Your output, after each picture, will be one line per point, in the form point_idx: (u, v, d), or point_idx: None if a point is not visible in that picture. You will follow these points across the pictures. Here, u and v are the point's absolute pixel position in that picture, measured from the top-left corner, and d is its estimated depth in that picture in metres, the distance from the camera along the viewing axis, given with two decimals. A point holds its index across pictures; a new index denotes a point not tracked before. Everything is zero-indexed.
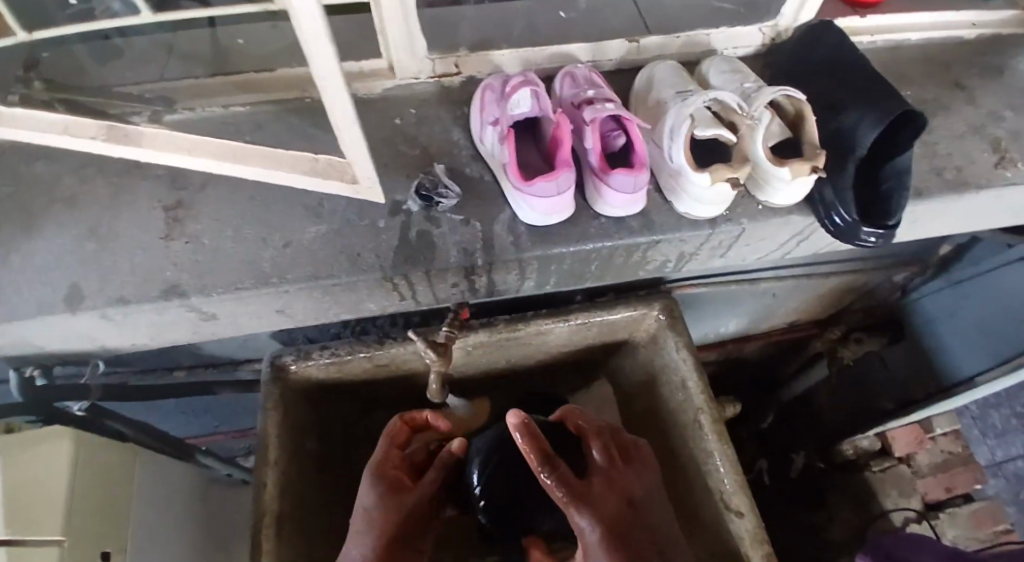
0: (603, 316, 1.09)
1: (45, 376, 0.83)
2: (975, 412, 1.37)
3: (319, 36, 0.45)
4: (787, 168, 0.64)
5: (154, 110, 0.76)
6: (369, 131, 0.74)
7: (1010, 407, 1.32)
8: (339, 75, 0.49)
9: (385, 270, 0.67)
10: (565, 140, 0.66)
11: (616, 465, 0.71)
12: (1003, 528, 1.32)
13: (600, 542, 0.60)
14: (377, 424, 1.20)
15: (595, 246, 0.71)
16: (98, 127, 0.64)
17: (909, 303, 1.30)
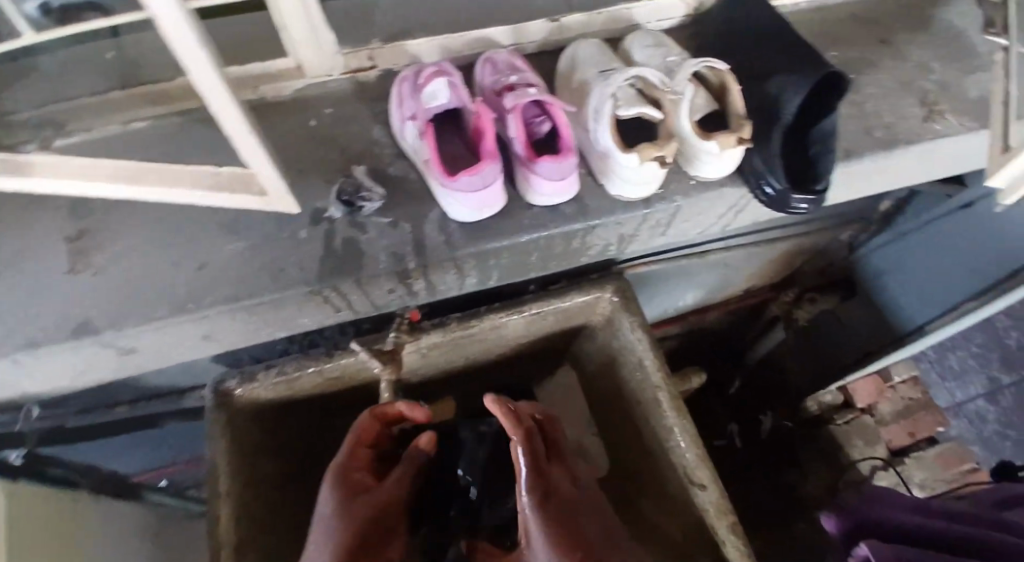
0: (557, 304, 1.07)
1: None
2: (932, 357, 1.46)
3: (190, 42, 0.41)
4: (714, 141, 0.63)
5: (43, 136, 0.70)
6: (284, 138, 0.70)
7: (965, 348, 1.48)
8: (220, 81, 0.45)
9: (312, 284, 0.64)
10: (487, 131, 0.63)
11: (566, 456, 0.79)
12: (969, 468, 1.31)
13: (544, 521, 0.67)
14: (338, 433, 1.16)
15: (530, 238, 0.69)
16: None
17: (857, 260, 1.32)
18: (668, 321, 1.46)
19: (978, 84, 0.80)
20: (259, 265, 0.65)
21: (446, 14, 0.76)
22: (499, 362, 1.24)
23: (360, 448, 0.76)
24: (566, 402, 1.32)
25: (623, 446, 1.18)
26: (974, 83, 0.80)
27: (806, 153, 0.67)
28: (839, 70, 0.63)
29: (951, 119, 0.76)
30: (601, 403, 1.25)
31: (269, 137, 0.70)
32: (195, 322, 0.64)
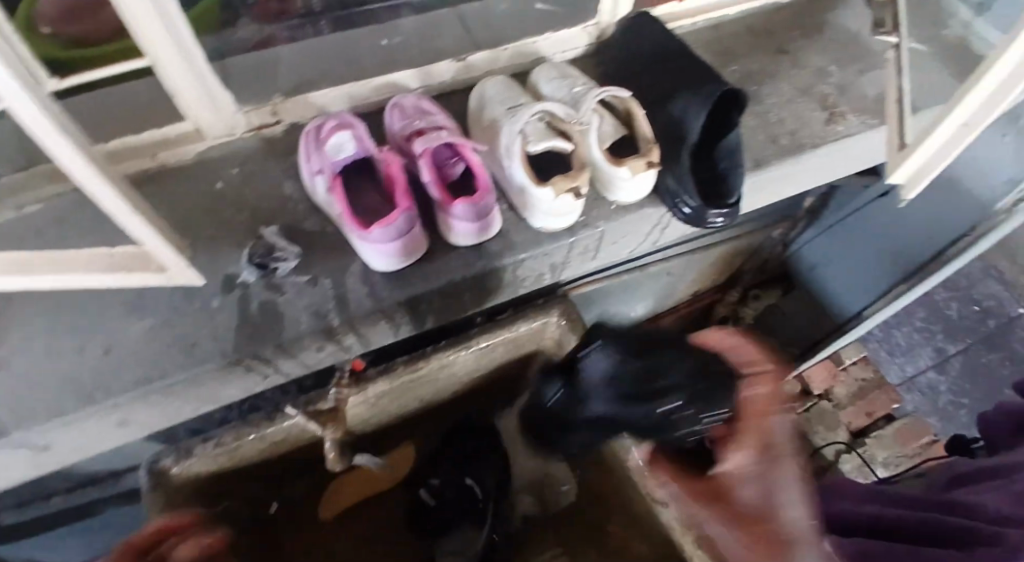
0: (505, 335, 1.05)
1: None
2: (879, 336, 1.55)
3: (49, 128, 0.39)
4: (626, 166, 0.65)
5: None
6: (190, 204, 0.67)
7: (911, 324, 1.56)
8: (88, 164, 0.43)
9: (231, 355, 0.61)
10: (399, 179, 0.61)
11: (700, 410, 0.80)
12: (929, 441, 1.24)
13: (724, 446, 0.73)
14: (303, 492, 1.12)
15: (457, 279, 0.68)
16: None
17: (792, 254, 1.35)
18: None
19: (873, 83, 0.83)
20: (173, 342, 0.62)
21: (350, 62, 0.75)
22: (456, 399, 1.21)
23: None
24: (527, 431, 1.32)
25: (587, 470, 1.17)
26: (870, 82, 0.84)
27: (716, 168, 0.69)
28: (737, 87, 0.66)
29: (851, 119, 0.80)
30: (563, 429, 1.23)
31: (173, 205, 0.67)
32: (108, 411, 0.60)
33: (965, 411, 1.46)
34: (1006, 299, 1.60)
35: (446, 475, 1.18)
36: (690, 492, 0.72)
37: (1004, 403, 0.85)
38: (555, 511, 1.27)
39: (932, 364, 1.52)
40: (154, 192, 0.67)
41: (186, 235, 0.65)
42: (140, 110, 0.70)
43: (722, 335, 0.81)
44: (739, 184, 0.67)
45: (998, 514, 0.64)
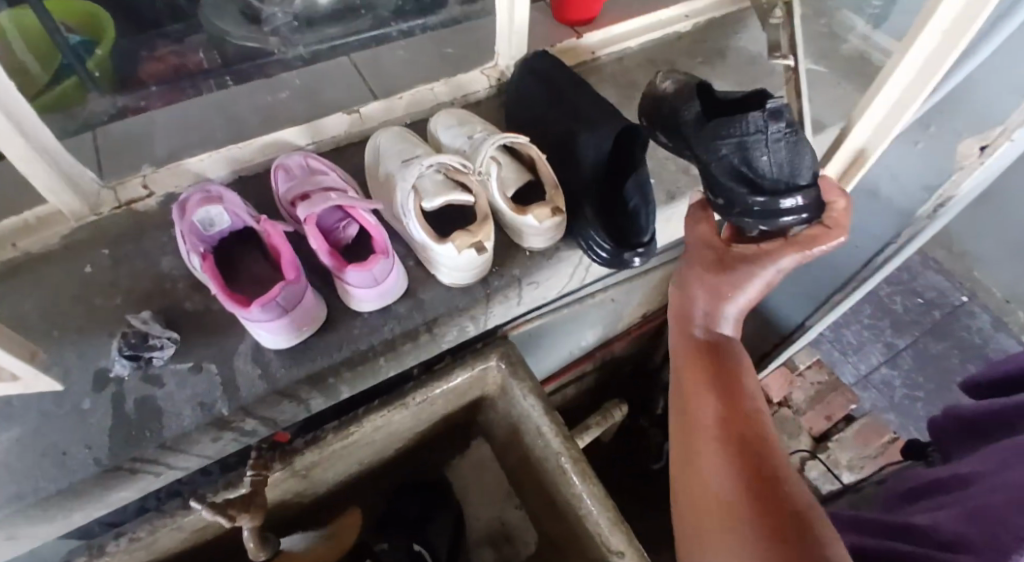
0: (439, 388, 0.99)
1: None
2: (831, 336, 1.56)
3: None
4: (531, 215, 0.62)
5: None
6: (57, 294, 0.60)
7: (858, 321, 1.57)
8: None
9: (107, 461, 0.54)
10: (283, 251, 0.55)
11: (731, 251, 0.51)
12: (889, 438, 1.29)
13: (704, 294, 0.51)
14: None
15: (362, 348, 0.62)
16: None
17: None
18: (565, 368, 1.40)
19: None
20: (37, 453, 0.54)
21: (234, 132, 0.73)
22: (399, 455, 1.14)
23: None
24: (483, 475, 1.25)
25: (544, 517, 1.13)
26: None
27: (710, 104, 0.59)
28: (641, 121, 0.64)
29: None
30: (516, 475, 1.19)
31: (39, 296, 0.60)
32: None
33: (921, 403, 1.48)
34: (946, 289, 1.64)
35: (395, 541, 1.11)
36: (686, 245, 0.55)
37: (950, 406, 0.79)
38: None
39: (884, 361, 1.54)
40: (17, 284, 0.60)
41: (52, 329, 0.58)
42: None
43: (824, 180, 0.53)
44: (647, 222, 0.65)
45: (945, 538, 0.54)
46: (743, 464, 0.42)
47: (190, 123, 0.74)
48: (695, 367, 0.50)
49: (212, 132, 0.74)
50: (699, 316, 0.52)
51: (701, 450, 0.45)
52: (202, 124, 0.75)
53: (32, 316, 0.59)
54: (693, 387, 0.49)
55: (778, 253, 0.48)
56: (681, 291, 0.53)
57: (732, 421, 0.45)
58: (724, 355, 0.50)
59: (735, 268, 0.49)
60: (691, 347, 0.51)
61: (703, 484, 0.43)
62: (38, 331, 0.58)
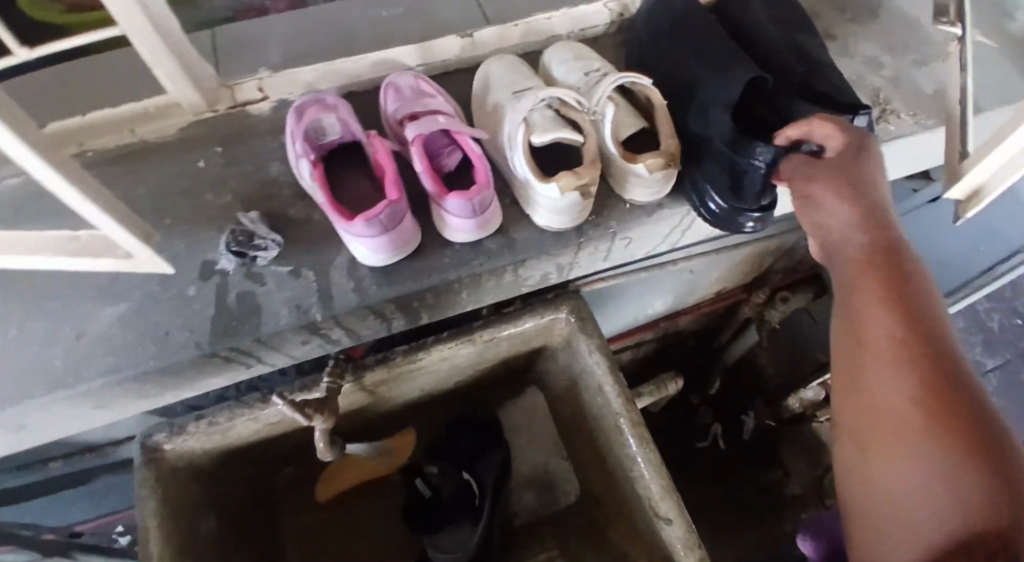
0: (508, 328, 1.00)
1: None
2: None
3: None
4: (643, 163, 0.59)
5: None
6: (169, 185, 0.64)
7: None
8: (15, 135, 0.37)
9: (205, 347, 0.57)
10: (387, 167, 0.56)
11: (845, 166, 0.53)
12: None
13: (858, 219, 0.51)
14: (311, 463, 1.16)
15: (452, 279, 0.62)
16: None
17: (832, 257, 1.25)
18: (629, 332, 1.37)
19: (930, 77, 0.75)
20: (145, 329, 0.58)
21: (348, 45, 0.73)
22: (458, 388, 1.17)
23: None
24: (534, 424, 1.29)
25: (591, 474, 1.14)
26: (928, 75, 0.75)
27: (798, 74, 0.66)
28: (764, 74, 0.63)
29: (904, 117, 0.72)
30: (566, 426, 1.21)
31: (155, 186, 0.64)
32: (77, 397, 0.57)
33: None
34: None
35: (445, 467, 1.12)
36: (818, 178, 0.53)
37: None
38: (554, 511, 1.23)
39: None
40: (138, 173, 0.65)
41: (165, 218, 0.62)
42: (128, 87, 0.68)
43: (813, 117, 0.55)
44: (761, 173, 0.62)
45: None
46: (920, 374, 0.44)
47: (305, 31, 0.75)
48: (862, 274, 0.50)
49: (328, 42, 0.74)
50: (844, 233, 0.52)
51: (873, 367, 0.47)
52: (317, 33, 0.75)
53: (149, 203, 0.63)
54: (867, 304, 0.48)
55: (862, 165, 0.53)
56: (814, 211, 0.54)
57: (912, 336, 0.46)
58: (897, 259, 0.49)
59: (853, 174, 0.52)
60: (864, 261, 0.50)
61: (877, 396, 0.46)
62: (157, 218, 0.62)
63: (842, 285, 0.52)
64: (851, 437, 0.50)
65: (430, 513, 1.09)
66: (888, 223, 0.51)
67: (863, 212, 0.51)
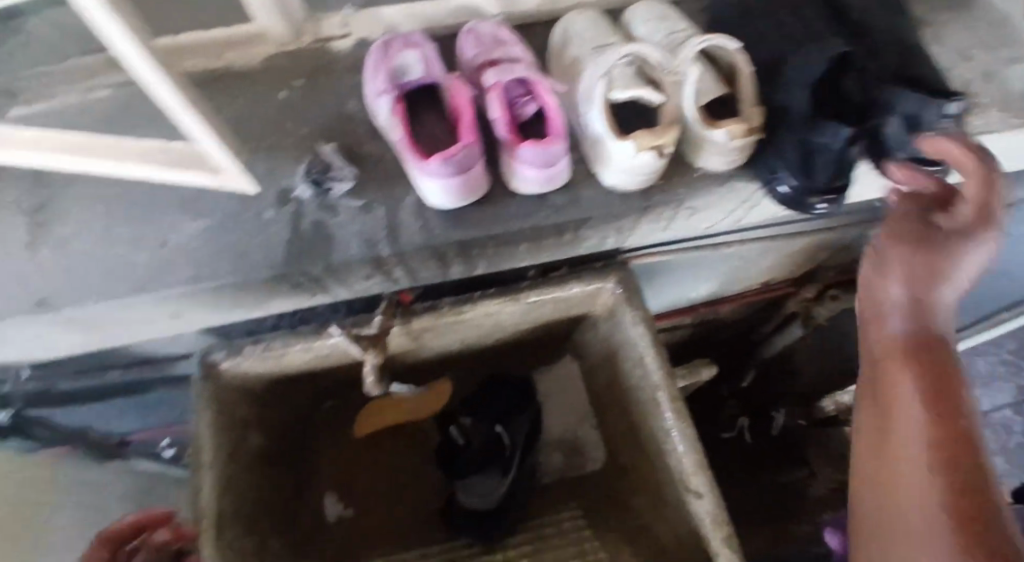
0: (555, 292, 1.00)
1: None
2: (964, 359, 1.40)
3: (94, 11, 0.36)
4: (721, 130, 0.58)
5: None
6: (253, 112, 0.67)
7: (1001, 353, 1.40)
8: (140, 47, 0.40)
9: (279, 268, 0.60)
10: (464, 112, 0.57)
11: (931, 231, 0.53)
12: None
13: (910, 302, 0.54)
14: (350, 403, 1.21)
15: (517, 229, 0.63)
16: None
17: None
18: (670, 314, 1.36)
19: None
20: (224, 246, 0.61)
21: None
22: (496, 346, 1.19)
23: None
24: (567, 392, 1.33)
25: (620, 444, 1.17)
26: None
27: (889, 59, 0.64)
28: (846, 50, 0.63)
29: (995, 112, 0.68)
30: (599, 396, 1.24)
31: (239, 112, 0.66)
32: (158, 302, 0.60)
33: None
34: None
35: (479, 419, 1.16)
36: (897, 245, 0.54)
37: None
38: (578, 475, 1.28)
39: (1014, 402, 1.37)
40: (223, 98, 0.67)
41: (247, 143, 0.65)
42: (218, 14, 0.70)
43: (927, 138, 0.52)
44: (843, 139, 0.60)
45: None
46: (939, 466, 0.46)
47: None
48: (898, 358, 0.53)
49: None
50: (898, 309, 0.55)
51: (897, 451, 0.50)
52: None
53: (233, 127, 0.66)
54: (901, 389, 0.52)
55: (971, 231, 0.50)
56: (879, 280, 0.57)
57: (944, 427, 0.48)
58: (938, 347, 0.52)
59: (944, 246, 0.51)
60: (906, 347, 0.53)
61: (896, 478, 0.49)
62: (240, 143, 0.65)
63: (881, 364, 0.55)
64: (869, 510, 0.53)
65: (459, 461, 1.13)
66: (941, 308, 0.54)
67: (921, 294, 0.53)
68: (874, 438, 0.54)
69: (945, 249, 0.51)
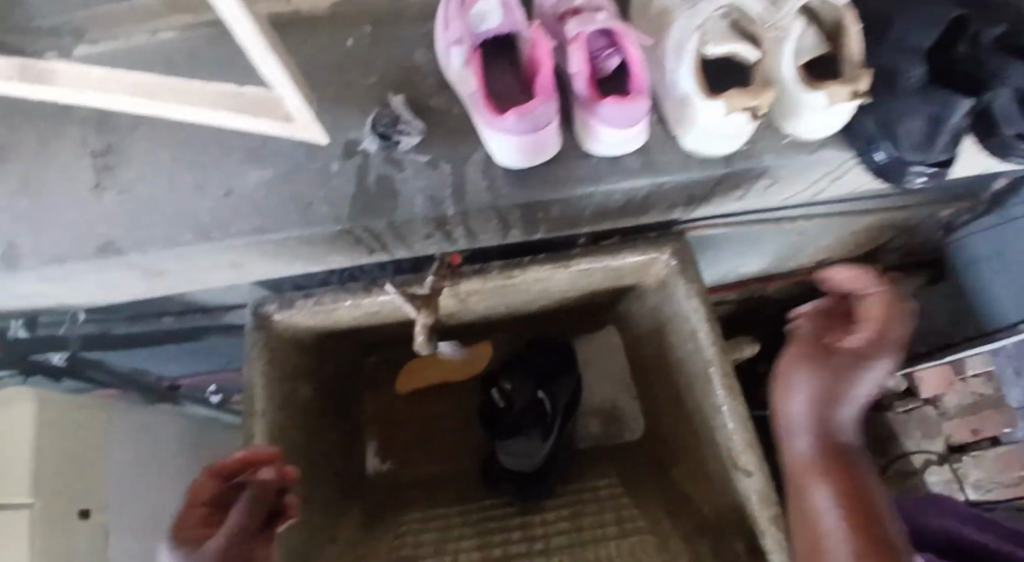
0: (605, 260, 0.97)
1: (28, 328, 0.83)
2: None
3: None
4: (823, 92, 0.54)
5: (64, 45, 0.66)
6: (319, 59, 0.64)
7: None
8: None
9: (342, 222, 0.58)
10: (544, 64, 0.54)
11: (834, 350, 0.67)
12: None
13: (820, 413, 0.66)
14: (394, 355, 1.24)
15: (587, 192, 0.60)
16: (13, 68, 0.53)
17: (954, 243, 1.11)
18: (719, 288, 1.33)
19: None
20: (289, 197, 0.59)
21: None
22: (541, 312, 1.18)
23: (197, 506, 0.63)
24: (607, 359, 1.32)
25: (663, 416, 1.15)
26: None
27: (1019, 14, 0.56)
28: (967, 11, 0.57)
29: None
30: (640, 366, 1.24)
31: (305, 60, 0.64)
32: (221, 251, 0.60)
33: None
34: None
35: (523, 381, 1.17)
36: (819, 365, 0.67)
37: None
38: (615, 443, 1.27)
39: None
40: (289, 45, 0.65)
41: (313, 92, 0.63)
42: None
43: (848, 265, 0.68)
44: (958, 109, 0.55)
45: None
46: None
47: None
48: (814, 474, 0.64)
49: None
50: (807, 422, 0.67)
51: (821, 539, 0.60)
52: None
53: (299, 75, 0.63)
54: (834, 497, 0.61)
55: (873, 354, 0.65)
56: (785, 389, 0.71)
57: (866, 530, 0.58)
58: (846, 468, 0.64)
59: (835, 358, 0.66)
60: (818, 464, 0.65)
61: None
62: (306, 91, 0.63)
63: (796, 472, 0.67)
64: None
65: (504, 423, 1.14)
66: (852, 456, 0.65)
67: (830, 401, 0.65)
68: (807, 537, 0.62)
69: (850, 371, 0.65)
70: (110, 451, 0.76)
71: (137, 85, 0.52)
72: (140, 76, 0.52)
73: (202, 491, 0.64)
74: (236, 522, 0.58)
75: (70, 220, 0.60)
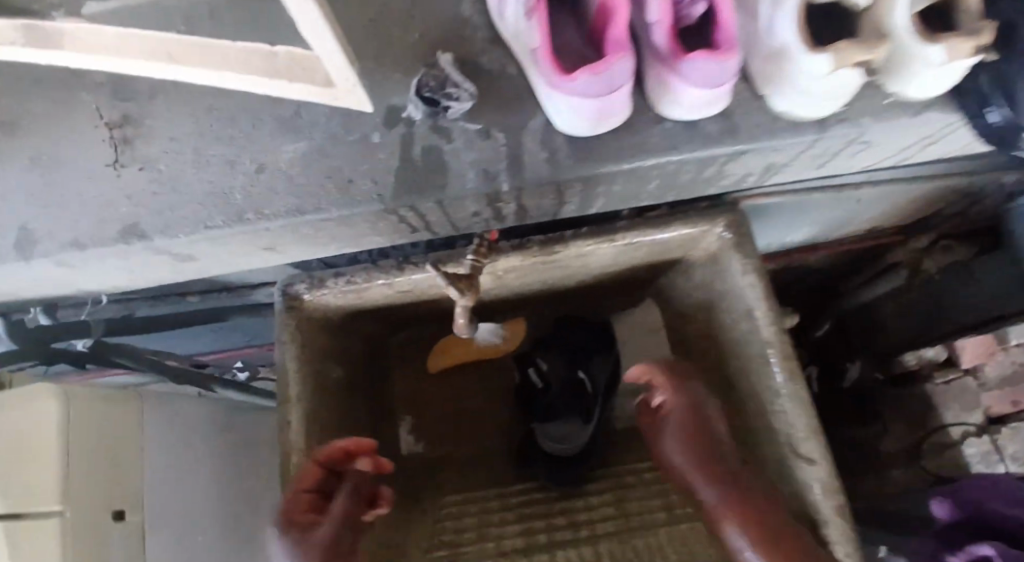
0: (652, 235, 0.90)
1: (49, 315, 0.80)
2: None
3: None
4: (942, 46, 0.47)
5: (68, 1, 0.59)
6: (354, 13, 0.57)
7: None
8: None
9: (387, 201, 0.53)
10: (620, 14, 0.47)
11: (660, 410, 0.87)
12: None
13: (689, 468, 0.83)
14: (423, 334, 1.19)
15: (660, 162, 0.54)
16: (18, 29, 0.47)
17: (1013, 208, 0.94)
18: (775, 257, 1.25)
19: None
20: (327, 173, 0.53)
21: None
22: (578, 288, 1.12)
23: (302, 491, 0.65)
24: (642, 337, 1.27)
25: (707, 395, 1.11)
26: None
27: None
28: None
29: None
30: (679, 343, 1.20)
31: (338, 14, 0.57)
32: (254, 233, 0.54)
33: None
34: None
35: (557, 360, 1.11)
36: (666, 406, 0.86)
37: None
38: None
39: None
40: None
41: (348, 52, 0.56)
42: None
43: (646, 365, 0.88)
44: None
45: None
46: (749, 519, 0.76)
47: None
48: (698, 465, 0.81)
49: None
50: (672, 432, 0.84)
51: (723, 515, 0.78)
52: None
53: None
54: (715, 477, 0.80)
55: (680, 396, 0.87)
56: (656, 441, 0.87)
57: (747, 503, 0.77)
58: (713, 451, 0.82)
59: (670, 437, 0.85)
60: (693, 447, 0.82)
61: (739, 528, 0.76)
62: None
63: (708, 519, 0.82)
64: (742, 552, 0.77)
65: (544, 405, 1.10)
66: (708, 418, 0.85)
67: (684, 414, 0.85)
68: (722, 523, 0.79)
69: (680, 431, 0.84)
70: (142, 446, 0.73)
71: (158, 48, 0.46)
72: (161, 38, 0.46)
73: (308, 480, 0.65)
74: (349, 514, 0.64)
75: (87, 200, 0.54)
